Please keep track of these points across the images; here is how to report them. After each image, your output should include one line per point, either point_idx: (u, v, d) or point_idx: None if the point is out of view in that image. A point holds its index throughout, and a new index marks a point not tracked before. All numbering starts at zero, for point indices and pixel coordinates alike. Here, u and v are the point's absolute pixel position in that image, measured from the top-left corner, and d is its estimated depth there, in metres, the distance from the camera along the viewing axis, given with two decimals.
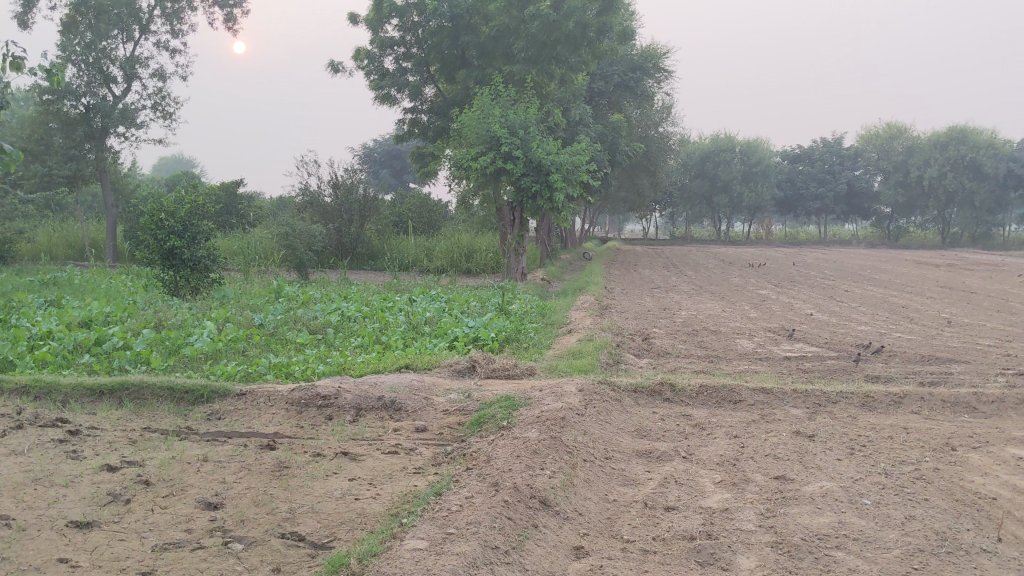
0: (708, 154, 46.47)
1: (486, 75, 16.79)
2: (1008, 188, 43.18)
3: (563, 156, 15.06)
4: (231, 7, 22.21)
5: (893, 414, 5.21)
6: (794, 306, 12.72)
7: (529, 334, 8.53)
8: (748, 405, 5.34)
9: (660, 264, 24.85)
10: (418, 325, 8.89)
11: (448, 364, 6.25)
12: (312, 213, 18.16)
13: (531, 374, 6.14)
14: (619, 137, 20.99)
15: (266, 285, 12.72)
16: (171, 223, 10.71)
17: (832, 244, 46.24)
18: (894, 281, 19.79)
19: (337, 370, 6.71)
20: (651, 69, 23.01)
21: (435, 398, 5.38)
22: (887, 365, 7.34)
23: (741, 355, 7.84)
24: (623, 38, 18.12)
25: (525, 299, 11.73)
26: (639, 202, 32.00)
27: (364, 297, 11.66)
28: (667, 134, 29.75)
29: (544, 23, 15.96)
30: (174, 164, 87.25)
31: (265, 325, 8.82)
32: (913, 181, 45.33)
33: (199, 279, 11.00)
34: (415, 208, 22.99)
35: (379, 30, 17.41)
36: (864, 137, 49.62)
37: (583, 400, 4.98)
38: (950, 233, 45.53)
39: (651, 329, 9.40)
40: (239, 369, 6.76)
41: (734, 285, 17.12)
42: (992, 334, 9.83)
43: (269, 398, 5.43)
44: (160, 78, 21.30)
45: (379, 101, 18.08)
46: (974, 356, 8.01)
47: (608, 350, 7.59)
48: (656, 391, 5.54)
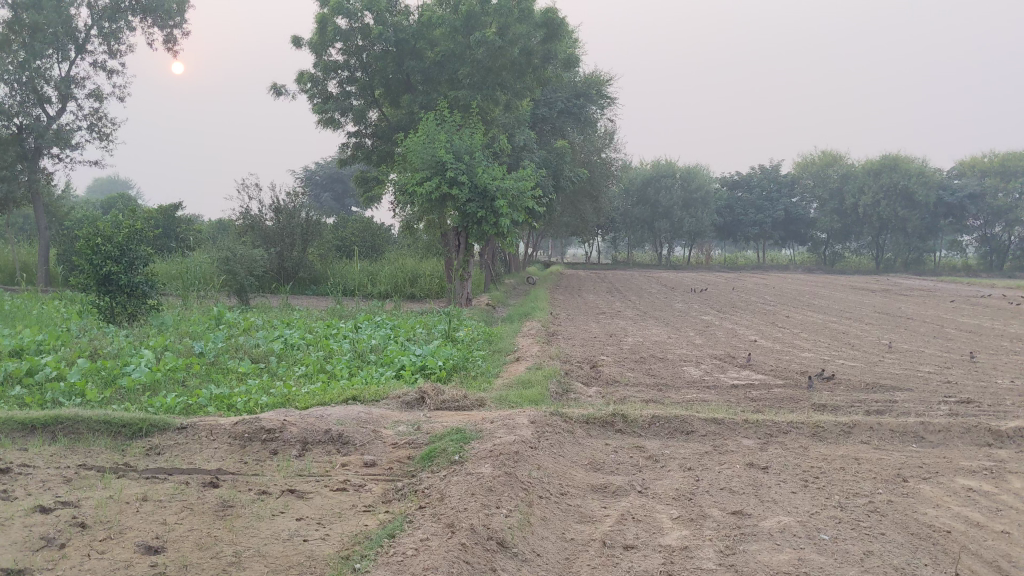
0: (649, 180, 46.98)
1: (431, 100, 16.73)
2: (939, 216, 44.63)
3: (509, 181, 15.07)
4: (171, 27, 21.89)
5: (844, 444, 5.23)
6: (738, 332, 12.84)
7: (476, 362, 8.44)
8: (701, 436, 5.31)
9: (604, 288, 24.97)
10: (364, 353, 8.74)
11: (396, 395, 6.12)
12: (253, 237, 17.87)
13: (481, 405, 6.04)
14: (563, 163, 21.09)
15: (206, 311, 12.45)
16: (107, 248, 10.42)
17: (770, 269, 46.98)
18: (833, 306, 20.14)
19: (281, 401, 6.54)
20: (594, 95, 23.21)
21: (383, 431, 5.25)
22: (834, 393, 7.41)
23: (689, 383, 7.84)
24: (567, 66, 18.28)
25: (472, 326, 11.65)
26: (581, 227, 32.16)
27: (306, 324, 11.46)
28: (609, 160, 30.01)
29: (490, 49, 16.16)
30: (109, 187, 85.57)
31: (206, 354, 8.59)
32: (848, 208, 46.45)
33: (136, 306, 10.71)
34: (358, 232, 22.80)
35: (323, 54, 17.23)
36: (800, 165, 50.69)
37: (536, 433, 4.91)
38: (883, 258, 46.64)
39: (599, 356, 9.37)
40: (178, 400, 6.55)
41: (678, 310, 17.24)
42: (931, 360, 10.02)
43: (211, 432, 5.25)
44: (97, 98, 20.87)
45: (322, 125, 17.87)
46: (916, 383, 8.13)
47: (557, 379, 7.53)
48: (608, 422, 5.48)
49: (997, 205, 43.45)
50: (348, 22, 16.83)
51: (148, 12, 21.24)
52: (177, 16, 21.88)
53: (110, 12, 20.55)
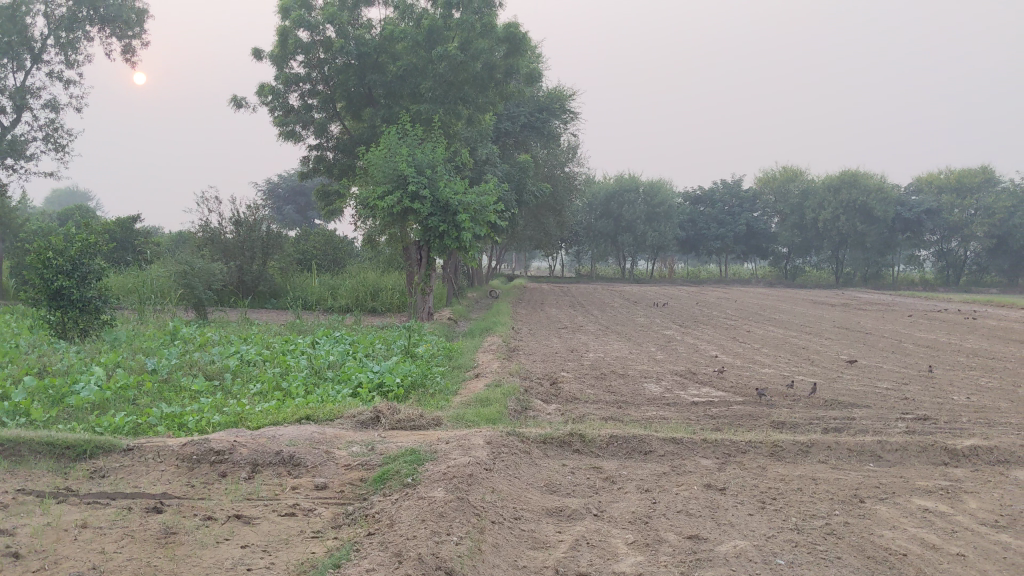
0: (613, 195, 47.17)
1: (393, 114, 16.63)
2: (897, 230, 45.50)
3: (471, 196, 15.01)
4: (130, 37, 21.62)
5: (801, 463, 5.20)
6: (699, 347, 12.83)
7: (435, 379, 8.34)
8: (659, 456, 5.26)
9: (567, 302, 24.96)
10: (321, 370, 8.60)
11: (351, 414, 6.01)
12: (212, 250, 17.64)
13: (438, 424, 5.94)
14: (526, 177, 21.07)
15: (161, 325, 12.22)
16: (59, 262, 10.21)
17: (733, 283, 47.30)
18: (794, 321, 20.27)
19: (233, 420, 6.40)
20: (558, 110, 23.24)
21: (336, 452, 5.14)
22: (792, 411, 7.40)
23: (649, 401, 7.79)
24: (529, 80, 18.29)
25: (432, 341, 11.54)
26: (545, 240, 32.17)
27: (264, 339, 11.28)
28: (573, 174, 30.06)
29: (452, 63, 16.17)
30: (67, 198, 84.52)
31: (158, 371, 8.41)
32: (808, 223, 47.00)
33: (89, 321, 10.50)
34: (320, 245, 22.59)
35: (283, 66, 17.07)
36: (761, 180, 51.19)
37: (491, 454, 4.83)
38: (843, 273, 47.18)
39: (559, 373, 9.31)
40: (127, 420, 6.39)
41: (640, 325, 17.24)
42: (890, 376, 10.07)
43: (158, 453, 5.11)
44: (53, 109, 20.55)
45: (283, 138, 17.68)
46: (874, 399, 8.15)
47: (516, 396, 7.46)
48: (566, 442, 5.42)
49: (953, 220, 44.21)
50: (310, 35, 16.69)
51: (106, 22, 20.97)
52: (136, 26, 21.63)
53: (67, 22, 20.26)
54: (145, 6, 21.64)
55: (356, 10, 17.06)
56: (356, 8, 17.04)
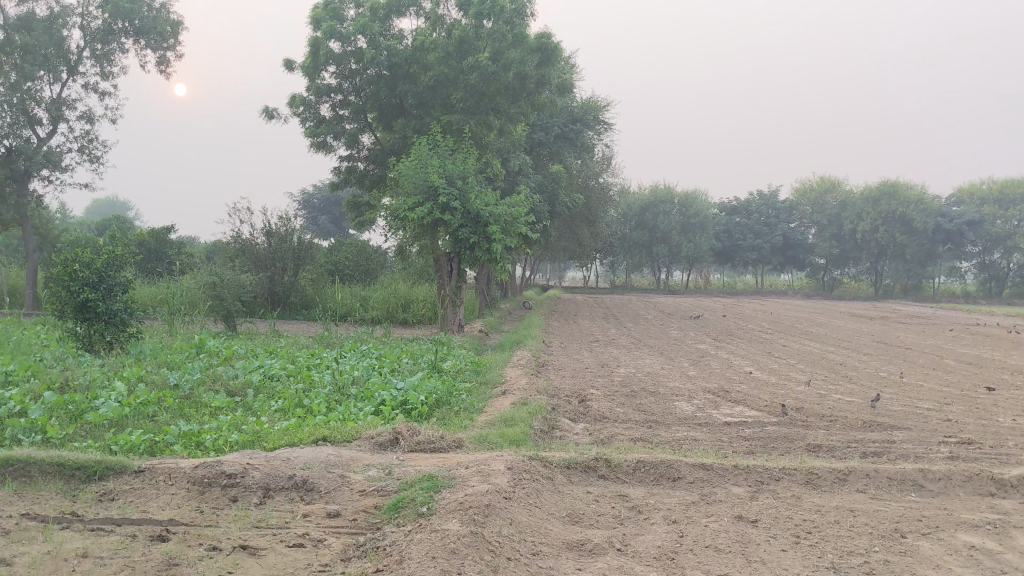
0: (648, 205, 46.80)
1: (424, 125, 16.57)
2: (938, 242, 44.53)
3: (501, 207, 14.83)
4: (165, 49, 21.74)
5: (839, 493, 4.93)
6: (734, 363, 12.53)
7: (460, 396, 8.14)
8: (688, 483, 5.01)
9: (600, 314, 24.67)
10: (344, 386, 8.44)
11: (370, 435, 5.84)
12: (243, 261, 17.61)
13: (459, 446, 5.74)
14: (559, 188, 20.84)
15: (188, 338, 12.14)
16: (85, 274, 10.16)
17: (769, 294, 46.69)
18: (832, 335, 19.83)
19: (251, 440, 6.26)
20: (592, 120, 23.01)
21: (351, 477, 4.98)
22: (830, 433, 7.11)
23: (680, 421, 7.53)
24: (561, 90, 18.11)
25: (459, 355, 11.35)
26: (578, 251, 31.90)
27: (291, 353, 11.14)
28: (607, 185, 29.80)
29: (483, 74, 16.03)
30: (108, 208, 86.14)
31: (180, 386, 8.30)
32: (845, 234, 46.39)
33: (115, 334, 10.45)
34: (352, 256, 22.51)
35: (315, 77, 17.03)
36: (798, 191, 50.63)
37: (512, 481, 4.63)
38: (882, 284, 46.42)
39: (589, 390, 9.05)
40: (144, 438, 6.29)
41: (673, 338, 16.92)
42: (932, 395, 9.71)
43: (170, 476, 4.98)
44: (88, 120, 20.69)
45: (315, 149, 17.62)
46: (916, 421, 7.82)
47: (542, 416, 7.23)
48: (591, 467, 5.19)
49: (995, 231, 43.42)
50: (342, 46, 16.61)
51: (141, 34, 21.09)
52: (170, 38, 21.75)
53: (103, 34, 20.42)
54: (179, 18, 21.75)
55: (387, 21, 16.95)
56: (388, 19, 16.94)
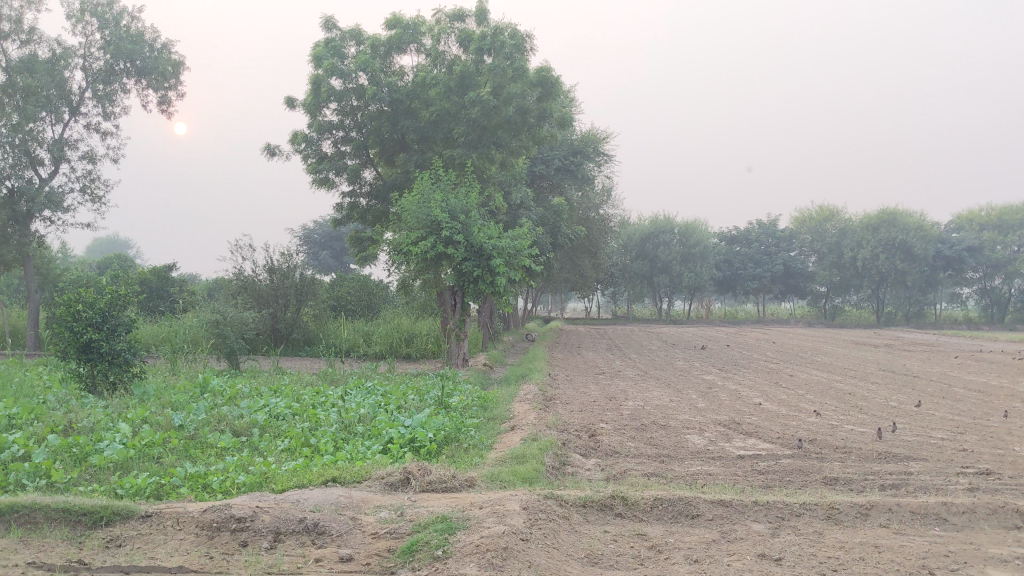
0: (648, 236, 46.83)
1: (426, 159, 16.53)
2: (938, 269, 44.67)
3: (505, 240, 14.80)
4: (166, 88, 21.81)
5: (862, 529, 4.83)
6: (741, 394, 12.43)
7: (469, 433, 8.04)
8: (707, 520, 4.91)
9: (604, 345, 24.57)
10: (351, 424, 8.33)
11: (380, 475, 5.73)
12: (246, 298, 17.54)
13: (471, 486, 5.64)
14: (561, 220, 20.84)
15: (191, 376, 12.04)
16: (89, 314, 10.08)
17: (771, 323, 46.57)
18: (837, 363, 19.73)
19: (258, 481, 6.16)
20: (592, 152, 23.07)
21: (363, 519, 4.89)
22: (845, 466, 7.02)
23: (692, 455, 7.43)
24: (562, 124, 18.14)
25: (466, 390, 11.25)
26: (580, 282, 31.85)
27: (295, 391, 11.04)
28: (607, 217, 29.80)
29: (485, 108, 16.06)
30: (109, 246, 86.55)
31: (185, 427, 8.20)
32: (846, 261, 46.24)
33: (118, 374, 10.35)
34: (354, 291, 22.46)
35: (317, 113, 17.05)
36: (798, 220, 50.65)
37: (528, 521, 4.53)
38: (884, 311, 46.25)
39: (598, 424, 8.95)
40: (150, 480, 6.20)
41: (678, 369, 16.82)
42: (944, 424, 9.61)
43: (178, 520, 4.88)
44: (90, 160, 20.73)
45: (317, 185, 17.62)
46: (930, 452, 7.72)
47: (553, 452, 7.13)
48: (607, 505, 5.09)
49: (995, 257, 43.50)
50: (343, 82, 16.67)
51: (143, 74, 21.17)
52: (172, 77, 21.85)
53: (105, 74, 20.49)
54: (181, 57, 21.87)
55: (388, 58, 17.01)
56: (388, 55, 17.00)
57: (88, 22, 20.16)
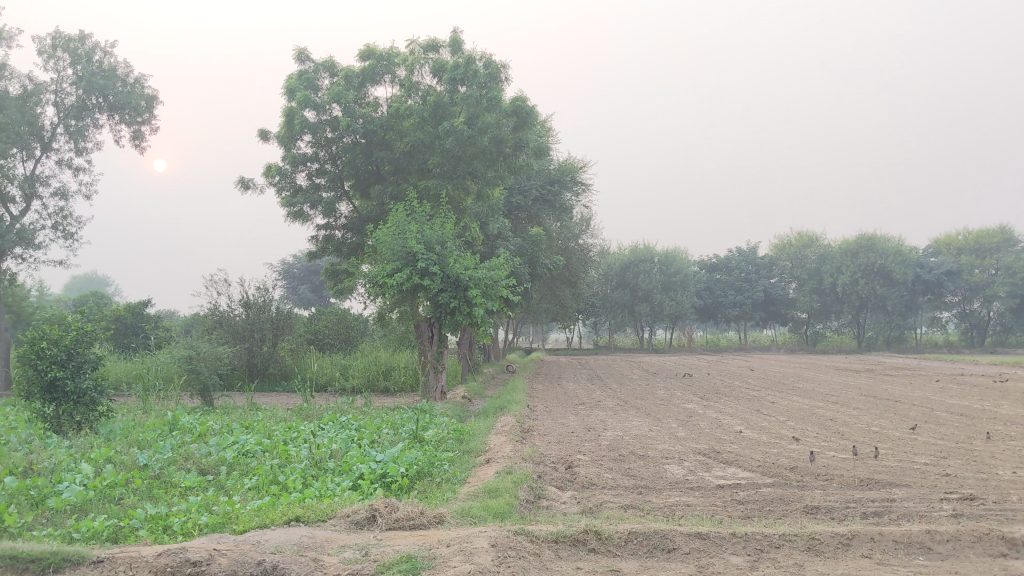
0: (629, 265, 46.84)
1: (401, 191, 16.48)
2: (918, 293, 44.93)
3: (481, 271, 14.67)
4: (139, 123, 21.66)
5: (843, 560, 4.66)
6: (722, 422, 12.28)
7: (442, 467, 7.84)
8: (683, 554, 4.73)
9: (585, 375, 24.39)
10: (322, 461, 8.11)
11: (346, 513, 5.53)
12: (221, 333, 17.30)
13: (441, 522, 5.44)
14: (539, 250, 20.73)
15: (160, 414, 11.77)
16: (53, 351, 9.83)
17: (752, 350, 46.55)
18: (819, 389, 19.62)
19: (221, 521, 5.94)
20: (569, 182, 23.03)
21: (325, 560, 4.69)
22: (827, 494, 6.86)
23: (671, 485, 7.26)
24: (538, 153, 18.12)
25: (442, 423, 11.04)
26: (560, 312, 31.72)
27: (267, 427, 10.79)
28: (586, 246, 29.75)
29: (459, 138, 15.98)
30: (86, 284, 85.97)
31: (149, 466, 7.96)
32: (826, 287, 46.15)
33: (84, 413, 10.09)
34: (332, 325, 22.23)
35: (290, 146, 16.91)
36: (777, 246, 50.77)
37: (496, 560, 4.35)
38: (865, 336, 46.26)
39: (575, 455, 8.77)
40: (108, 523, 5.98)
41: (660, 398, 16.66)
42: (927, 449, 9.49)
43: (131, 566, 4.66)
44: (62, 196, 20.49)
45: (292, 218, 17.44)
46: (913, 477, 7.59)
47: (528, 485, 6.95)
48: (580, 540, 4.90)
49: (974, 280, 43.77)
50: (316, 115, 16.57)
51: (115, 109, 21.02)
52: (146, 112, 21.69)
53: (77, 110, 20.33)
54: (154, 92, 21.74)
55: (362, 89, 16.93)
56: (362, 87, 16.91)
57: (59, 58, 20.01)
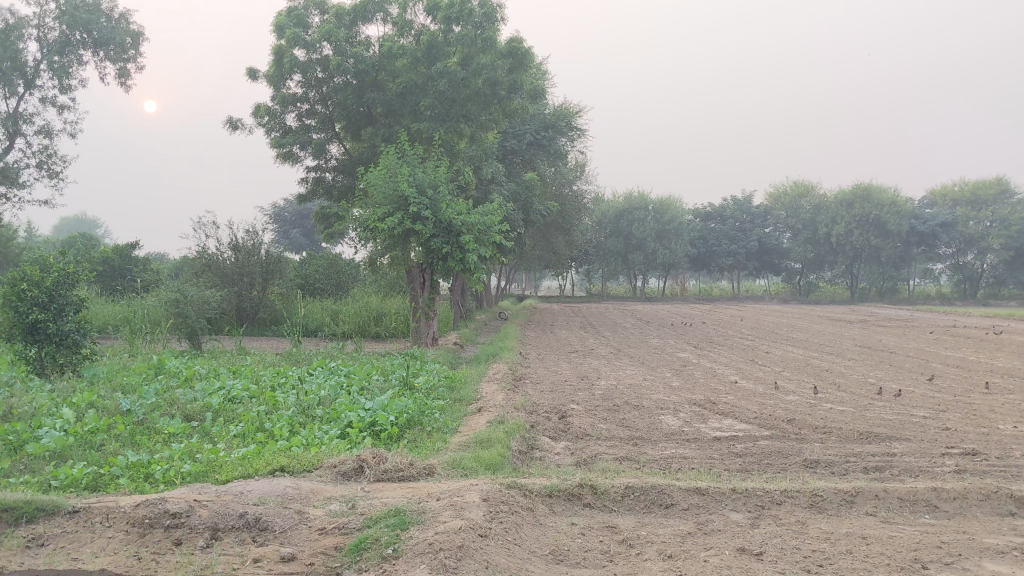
0: (623, 212, 46.53)
1: (393, 133, 16.14)
2: (912, 244, 44.85)
3: (474, 216, 14.40)
4: (124, 61, 21.14)
5: (847, 518, 4.49)
6: (717, 372, 12.12)
7: (433, 415, 7.65)
8: (682, 510, 4.55)
9: (578, 323, 24.24)
10: (309, 408, 7.91)
11: (332, 463, 5.34)
12: (210, 277, 17.05)
13: (430, 474, 5.26)
14: (533, 196, 20.42)
15: (146, 358, 11.54)
16: (35, 293, 9.59)
17: (745, 299, 46.49)
18: (813, 340, 19.52)
19: (205, 470, 5.77)
20: (564, 127, 22.62)
21: (310, 512, 4.50)
22: (826, 448, 6.71)
23: (667, 437, 7.09)
24: (533, 95, 17.76)
25: (433, 370, 10.87)
26: (554, 260, 31.48)
27: (254, 372, 10.59)
28: (581, 193, 29.42)
29: (453, 80, 15.60)
30: (75, 226, 85.55)
31: (132, 412, 7.77)
32: (821, 237, 46.45)
33: (67, 357, 9.87)
34: (322, 270, 21.96)
35: (280, 86, 16.48)
36: (772, 196, 50.54)
37: (488, 515, 4.17)
38: (858, 287, 46.24)
39: (568, 405, 8.59)
40: (88, 471, 5.81)
41: (653, 347, 16.51)
42: (926, 401, 9.34)
43: (107, 517, 4.47)
44: (46, 135, 20.07)
45: (281, 159, 17.08)
46: (913, 431, 7.44)
47: (520, 435, 6.78)
48: (575, 495, 4.72)
49: (968, 232, 43.65)
50: (306, 53, 16.14)
51: (100, 46, 20.50)
52: (131, 49, 21.19)
53: (60, 46, 19.80)
54: (140, 28, 21.19)
55: (353, 27, 16.46)
56: (353, 25, 16.45)
57: None
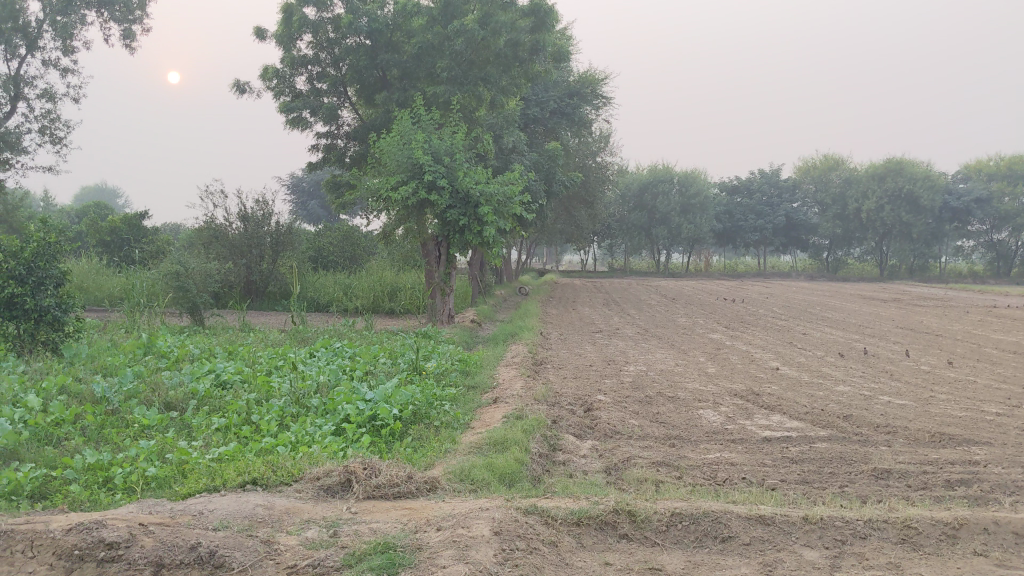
0: (647, 186, 45.43)
1: (408, 97, 15.18)
2: (945, 220, 43.31)
3: (493, 185, 13.46)
4: (130, 22, 20.29)
5: (952, 559, 3.58)
6: (755, 356, 11.19)
7: (442, 407, 6.76)
8: (743, 546, 3.66)
9: (600, 300, 23.37)
10: (304, 397, 7.04)
11: (315, 474, 4.48)
12: (216, 248, 16.21)
13: (433, 490, 4.40)
14: (555, 166, 19.40)
15: (133, 335, 10.66)
16: (11, 264, 8.77)
17: (772, 276, 45.26)
18: (851, 320, 18.45)
19: (173, 474, 4.94)
20: (589, 95, 21.53)
21: (281, 542, 3.64)
22: (896, 452, 5.79)
23: (709, 436, 6.19)
24: (557, 57, 16.74)
25: (447, 352, 9.95)
26: (576, 235, 30.43)
27: (252, 352, 9.73)
28: (604, 164, 28.40)
29: (471, 39, 14.60)
30: (96, 193, 86.65)
31: (105, 399, 6.93)
32: (851, 213, 45.00)
33: (51, 334, 9.05)
34: (336, 242, 21.07)
35: (289, 46, 15.52)
36: (800, 169, 49.29)
37: (500, 556, 3.29)
38: (887, 264, 45.09)
39: (595, 395, 7.66)
40: (36, 474, 4.97)
41: (682, 327, 15.51)
42: (995, 394, 8.37)
43: (32, 544, 3.57)
44: (49, 99, 19.28)
45: (290, 126, 16.10)
46: (991, 432, 6.49)
47: (541, 434, 5.89)
48: (609, 523, 3.82)
49: (1004, 209, 42.02)
50: (317, 12, 15.18)
51: (104, 5, 19.64)
52: (137, 10, 20.35)
53: (63, 6, 18.95)
54: None
55: None
56: None
57: None
